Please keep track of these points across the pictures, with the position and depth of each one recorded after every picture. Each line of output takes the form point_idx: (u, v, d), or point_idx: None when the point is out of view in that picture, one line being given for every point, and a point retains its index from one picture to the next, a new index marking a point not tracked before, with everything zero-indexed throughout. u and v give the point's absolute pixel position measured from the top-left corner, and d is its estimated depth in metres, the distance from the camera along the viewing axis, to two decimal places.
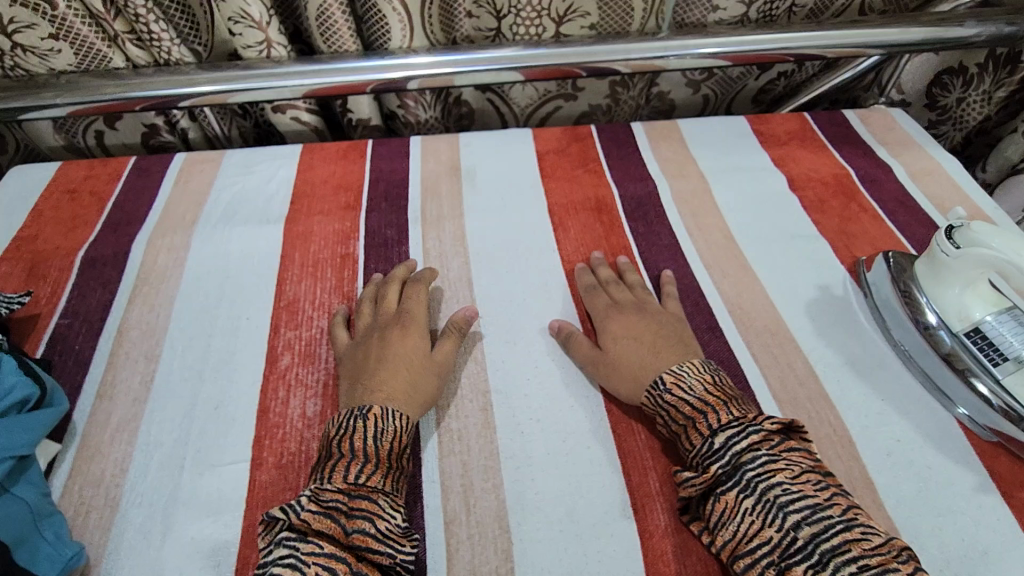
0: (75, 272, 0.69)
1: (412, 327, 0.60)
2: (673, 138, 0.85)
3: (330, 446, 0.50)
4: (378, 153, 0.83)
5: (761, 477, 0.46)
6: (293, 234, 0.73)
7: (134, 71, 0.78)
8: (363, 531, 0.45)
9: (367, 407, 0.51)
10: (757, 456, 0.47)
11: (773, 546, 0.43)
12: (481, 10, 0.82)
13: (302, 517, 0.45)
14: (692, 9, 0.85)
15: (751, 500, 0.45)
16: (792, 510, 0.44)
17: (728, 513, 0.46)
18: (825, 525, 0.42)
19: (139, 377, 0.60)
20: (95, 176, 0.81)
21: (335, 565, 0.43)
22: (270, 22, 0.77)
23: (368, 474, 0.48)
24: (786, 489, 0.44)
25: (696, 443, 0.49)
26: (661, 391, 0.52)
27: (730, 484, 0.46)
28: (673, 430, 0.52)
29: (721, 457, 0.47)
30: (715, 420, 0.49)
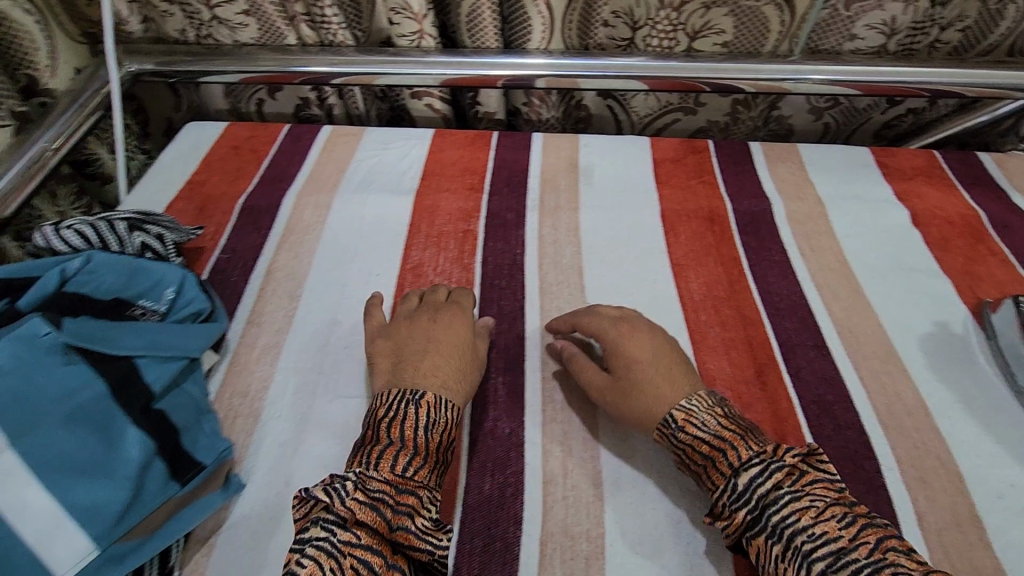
0: (236, 216, 0.78)
1: (459, 320, 0.61)
2: (792, 160, 0.85)
3: (378, 431, 0.50)
4: (503, 144, 0.89)
5: (786, 521, 0.43)
6: (422, 206, 0.80)
7: (303, 49, 0.88)
8: (404, 527, 0.45)
9: (420, 395, 0.52)
10: (781, 496, 0.44)
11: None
12: (618, 21, 0.84)
13: (343, 510, 0.44)
14: (829, 36, 0.85)
15: (779, 547, 0.42)
16: (816, 557, 0.41)
17: (761, 562, 0.43)
18: (851, 569, 0.39)
19: (282, 311, 0.67)
20: (256, 137, 0.91)
21: (370, 558, 0.43)
22: (427, 15, 0.85)
23: (415, 467, 0.48)
24: (811, 534, 0.42)
25: (719, 484, 0.47)
26: (674, 428, 0.50)
27: (756, 530, 0.44)
28: (693, 471, 0.49)
29: (747, 501, 0.45)
30: (734, 458, 0.47)
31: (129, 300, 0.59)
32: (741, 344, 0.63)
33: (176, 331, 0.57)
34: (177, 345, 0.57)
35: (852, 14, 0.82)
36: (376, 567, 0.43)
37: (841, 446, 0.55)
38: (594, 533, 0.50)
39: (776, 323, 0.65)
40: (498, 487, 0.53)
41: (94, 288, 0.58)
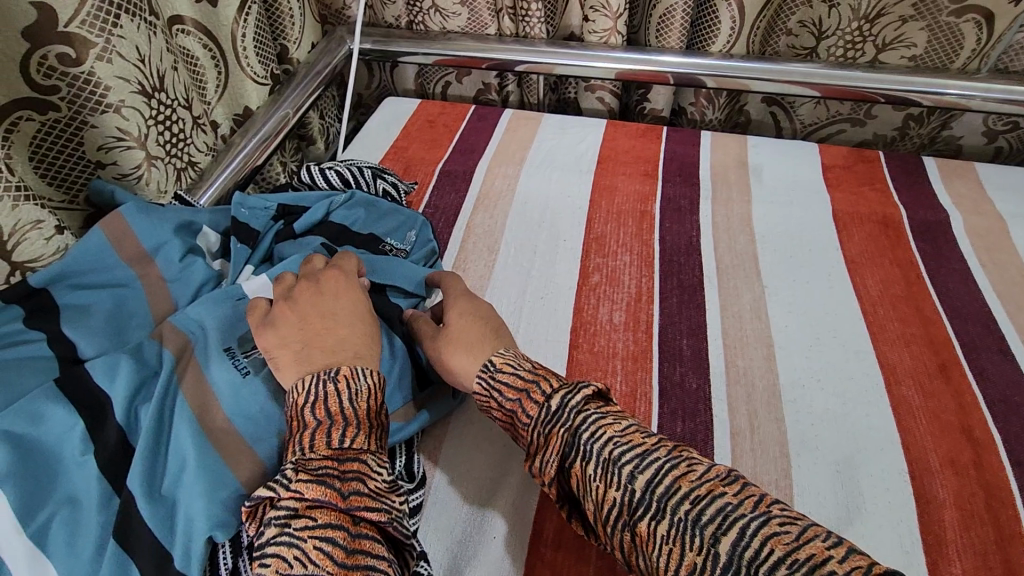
0: (435, 178, 0.89)
1: (346, 285, 0.56)
2: (969, 177, 0.86)
3: (302, 415, 0.46)
4: (673, 138, 0.95)
5: (592, 439, 0.44)
6: (600, 186, 0.87)
7: (500, 38, 0.98)
8: (357, 491, 0.43)
9: (336, 371, 0.47)
10: (589, 415, 0.46)
11: (620, 506, 0.42)
12: (803, 31, 0.90)
13: (293, 490, 0.41)
14: (1023, 57, 0.85)
15: (593, 466, 0.43)
16: (625, 461, 0.42)
17: (580, 486, 0.44)
18: (654, 468, 0.42)
19: (483, 262, 0.76)
20: (446, 114, 1.02)
21: (332, 533, 0.40)
22: (621, 15, 0.92)
23: (352, 436, 0.45)
24: (614, 443, 0.43)
25: (533, 412, 0.48)
26: (490, 371, 0.51)
27: (572, 454, 0.45)
28: (509, 411, 0.50)
29: (559, 415, 0.46)
30: (547, 387, 0.48)
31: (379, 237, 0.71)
32: (921, 341, 0.66)
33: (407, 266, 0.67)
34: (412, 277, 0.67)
35: None
36: (341, 540, 0.40)
37: None
38: (781, 484, 0.55)
39: (957, 325, 0.67)
40: (689, 432, 0.59)
41: (352, 223, 0.71)
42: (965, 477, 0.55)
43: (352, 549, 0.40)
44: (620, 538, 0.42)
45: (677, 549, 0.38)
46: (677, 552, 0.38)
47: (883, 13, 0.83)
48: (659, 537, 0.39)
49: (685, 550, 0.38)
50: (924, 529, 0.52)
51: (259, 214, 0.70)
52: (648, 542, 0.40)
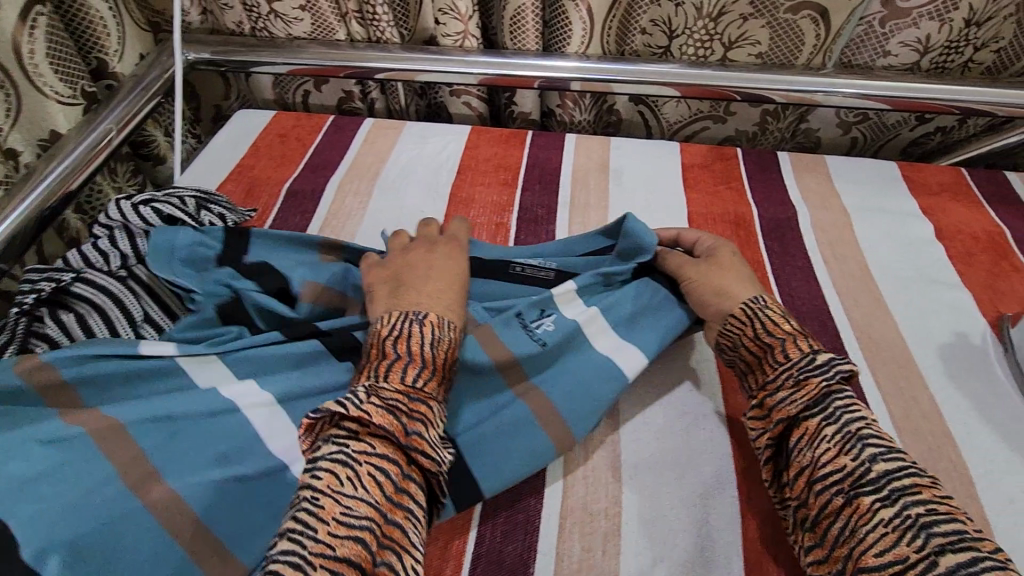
0: (280, 199, 0.83)
1: (453, 249, 0.65)
2: (818, 171, 0.88)
3: (386, 347, 0.52)
4: (536, 143, 0.93)
5: (849, 411, 0.49)
6: (457, 199, 0.84)
7: (352, 44, 0.93)
8: (418, 433, 0.47)
9: (425, 318, 0.54)
10: (846, 391, 0.50)
11: (846, 475, 0.46)
12: (655, 29, 0.88)
13: (360, 412, 0.45)
14: (862, 50, 0.87)
15: (833, 429, 0.48)
16: (870, 443, 0.47)
17: (807, 439, 0.49)
18: (897, 463, 0.45)
19: None
20: (300, 127, 0.96)
21: (386, 466, 0.45)
22: (472, 17, 0.88)
23: (424, 379, 0.50)
24: (867, 425, 0.48)
25: (793, 356, 0.52)
26: (762, 305, 0.57)
27: (814, 412, 0.50)
28: (761, 346, 0.55)
29: (825, 370, 0.51)
30: (810, 343, 0.54)
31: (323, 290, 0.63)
32: None
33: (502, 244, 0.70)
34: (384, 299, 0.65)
35: (887, 31, 0.84)
36: (392, 475, 0.45)
37: None
38: (611, 512, 0.53)
39: None
40: None
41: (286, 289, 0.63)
42: None
43: (398, 487, 0.45)
44: (826, 500, 0.46)
45: (891, 534, 0.42)
46: (892, 536, 0.41)
47: (725, 12, 0.83)
48: (881, 517, 0.43)
49: (902, 541, 0.41)
50: (746, 545, 0.51)
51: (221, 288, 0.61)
52: (861, 516, 0.44)
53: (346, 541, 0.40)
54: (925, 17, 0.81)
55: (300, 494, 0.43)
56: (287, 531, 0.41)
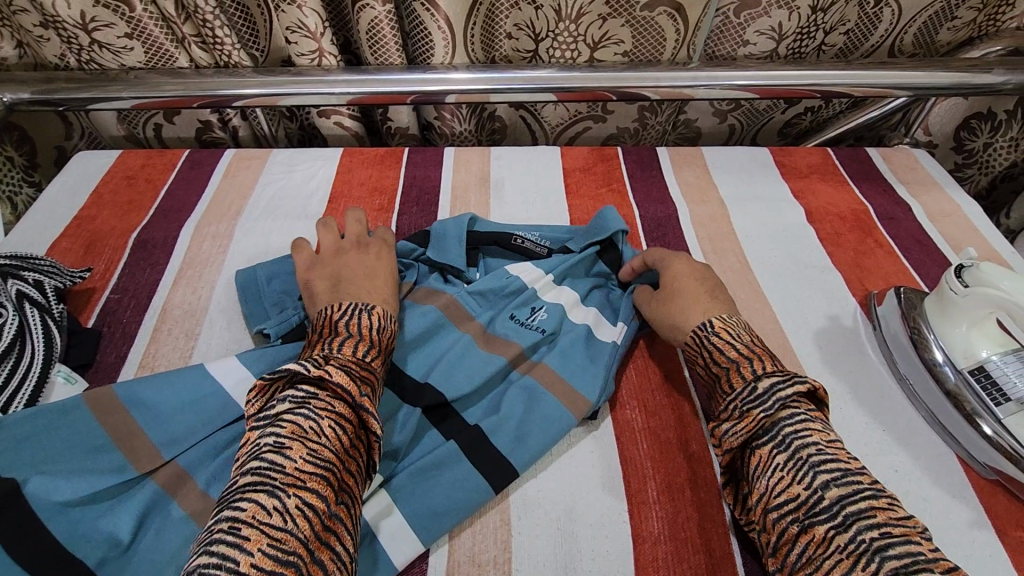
0: (127, 252, 0.74)
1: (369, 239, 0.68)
2: (696, 164, 0.89)
3: (321, 331, 0.54)
4: (413, 161, 0.89)
5: (797, 434, 0.48)
6: (328, 231, 0.78)
7: (197, 71, 0.85)
8: (371, 397, 0.49)
9: (371, 305, 0.57)
10: (795, 414, 0.49)
11: (799, 503, 0.45)
12: (521, 33, 0.86)
13: (320, 372, 0.47)
14: (723, 42, 0.88)
15: (784, 456, 0.47)
16: (822, 469, 0.45)
17: (761, 467, 0.48)
18: (853, 488, 0.44)
19: (179, 352, 0.64)
20: (151, 166, 0.87)
21: (346, 424, 0.46)
22: (324, 33, 0.82)
23: (370, 355, 0.52)
24: (820, 449, 0.46)
25: (737, 386, 0.52)
26: (709, 331, 0.56)
27: (765, 439, 0.49)
28: (715, 374, 0.55)
29: (763, 400, 0.50)
30: (758, 368, 0.52)
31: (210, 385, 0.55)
32: (648, 354, 0.66)
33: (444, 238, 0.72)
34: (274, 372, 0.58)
35: (742, 21, 0.85)
36: (349, 433, 0.46)
37: None
38: (500, 560, 0.50)
39: None
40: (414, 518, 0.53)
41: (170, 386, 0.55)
42: (679, 502, 0.54)
43: (355, 445, 0.46)
44: (783, 529, 0.45)
45: (847, 559, 0.41)
46: (847, 561, 0.40)
47: (584, 12, 0.81)
48: (835, 544, 0.42)
49: (856, 567, 0.40)
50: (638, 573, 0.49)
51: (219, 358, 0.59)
52: (819, 544, 0.42)
53: (310, 478, 0.42)
54: (774, 7, 0.83)
55: (263, 436, 0.44)
56: (251, 467, 0.42)
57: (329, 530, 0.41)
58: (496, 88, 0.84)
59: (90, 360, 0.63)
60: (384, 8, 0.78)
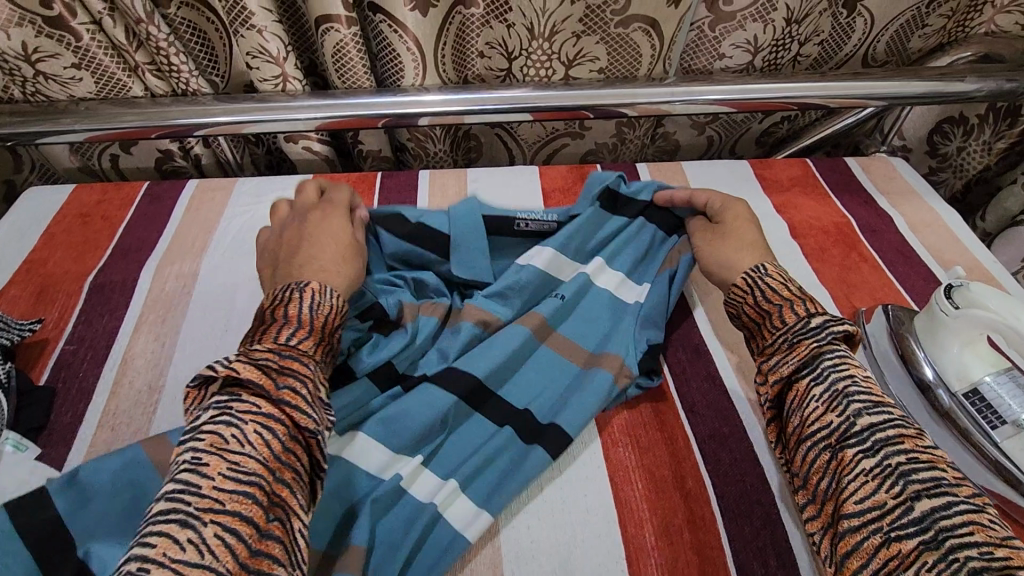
0: (83, 298, 0.69)
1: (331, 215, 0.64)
2: (676, 181, 0.88)
3: (267, 315, 0.52)
4: (387, 187, 0.86)
5: (838, 370, 0.49)
6: None
7: (152, 100, 0.80)
8: (291, 388, 0.45)
9: (305, 284, 0.54)
10: (837, 351, 0.51)
11: (831, 431, 0.47)
12: (493, 52, 0.84)
13: (228, 372, 0.44)
14: (699, 55, 0.87)
15: (821, 389, 0.49)
16: (857, 400, 0.47)
17: (800, 399, 0.49)
18: (884, 417, 0.46)
19: (141, 408, 0.60)
20: (107, 201, 0.82)
21: (273, 425, 0.43)
22: (288, 57, 0.79)
23: (299, 338, 0.50)
24: (855, 383, 0.48)
25: (789, 321, 0.53)
26: (760, 274, 0.58)
27: (806, 373, 0.50)
28: (763, 312, 0.55)
29: (819, 333, 0.51)
30: (808, 308, 0.54)
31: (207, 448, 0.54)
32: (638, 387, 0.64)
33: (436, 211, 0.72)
34: None
35: (717, 34, 0.84)
36: (279, 434, 0.43)
37: (739, 482, 0.56)
38: None
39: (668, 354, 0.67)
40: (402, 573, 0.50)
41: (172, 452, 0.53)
42: (678, 545, 0.51)
43: (287, 447, 0.43)
44: (814, 456, 0.47)
45: (871, 481, 0.43)
46: (872, 483, 0.42)
47: (557, 30, 0.79)
48: (861, 467, 0.44)
49: (881, 489, 0.42)
50: None
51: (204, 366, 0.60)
52: (845, 467, 0.45)
53: (230, 498, 0.39)
54: (750, 19, 0.81)
55: (181, 453, 0.41)
56: (170, 492, 0.39)
57: (259, 554, 0.38)
58: (471, 109, 0.81)
59: (43, 422, 0.58)
60: (349, 30, 0.75)
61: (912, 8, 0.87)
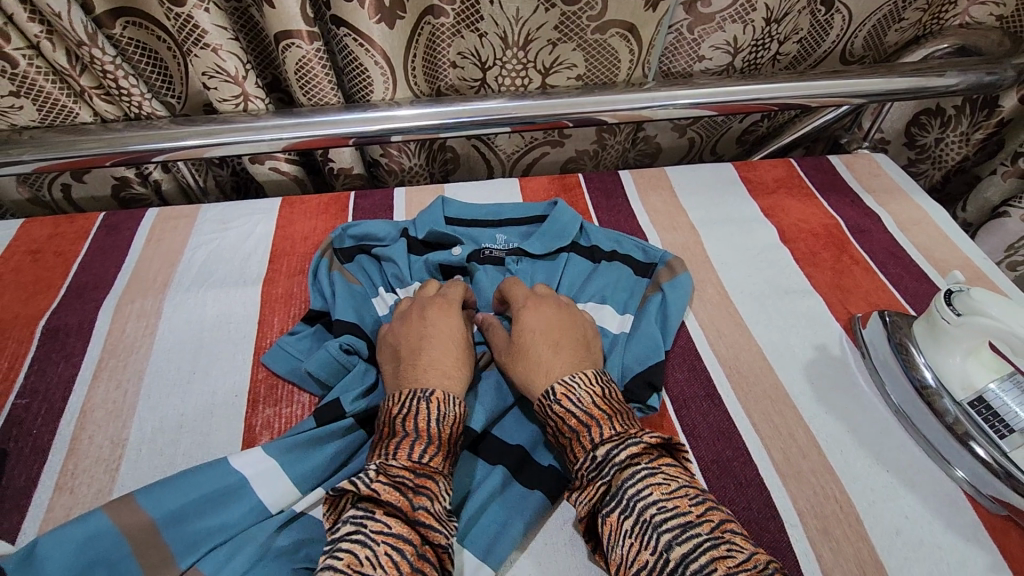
0: (34, 345, 0.64)
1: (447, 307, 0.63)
2: (661, 189, 0.86)
3: (393, 426, 0.52)
4: (361, 207, 0.82)
5: (639, 495, 0.46)
6: (271, 297, 0.70)
7: (103, 126, 0.75)
8: (425, 507, 0.46)
9: (431, 392, 0.53)
10: (637, 471, 0.48)
11: (649, 570, 0.43)
12: (465, 62, 0.80)
13: (369, 490, 0.46)
14: (678, 58, 0.85)
15: (631, 521, 0.46)
16: (665, 528, 0.44)
17: (613, 535, 0.46)
18: (692, 543, 0.43)
19: (102, 466, 0.55)
20: (60, 235, 0.77)
21: (403, 545, 0.43)
22: (248, 76, 0.74)
23: (430, 454, 0.50)
24: (660, 506, 0.45)
25: (580, 456, 0.51)
26: (551, 400, 0.54)
27: (612, 506, 0.47)
28: (561, 442, 0.53)
29: (603, 468, 0.49)
30: (596, 434, 0.51)
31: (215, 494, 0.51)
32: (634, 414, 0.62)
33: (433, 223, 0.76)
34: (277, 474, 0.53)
35: (696, 36, 0.82)
36: (408, 554, 0.43)
37: (746, 509, 0.54)
38: None
39: (666, 376, 0.64)
40: None
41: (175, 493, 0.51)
42: None
43: (417, 567, 0.43)
44: None
45: None
46: None
47: (532, 38, 0.76)
48: None
49: None
50: None
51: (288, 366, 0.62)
52: None
53: None
54: (728, 21, 0.79)
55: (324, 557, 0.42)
56: None
57: None
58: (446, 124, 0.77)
59: None
60: (312, 45, 0.70)
61: (889, 3, 0.85)
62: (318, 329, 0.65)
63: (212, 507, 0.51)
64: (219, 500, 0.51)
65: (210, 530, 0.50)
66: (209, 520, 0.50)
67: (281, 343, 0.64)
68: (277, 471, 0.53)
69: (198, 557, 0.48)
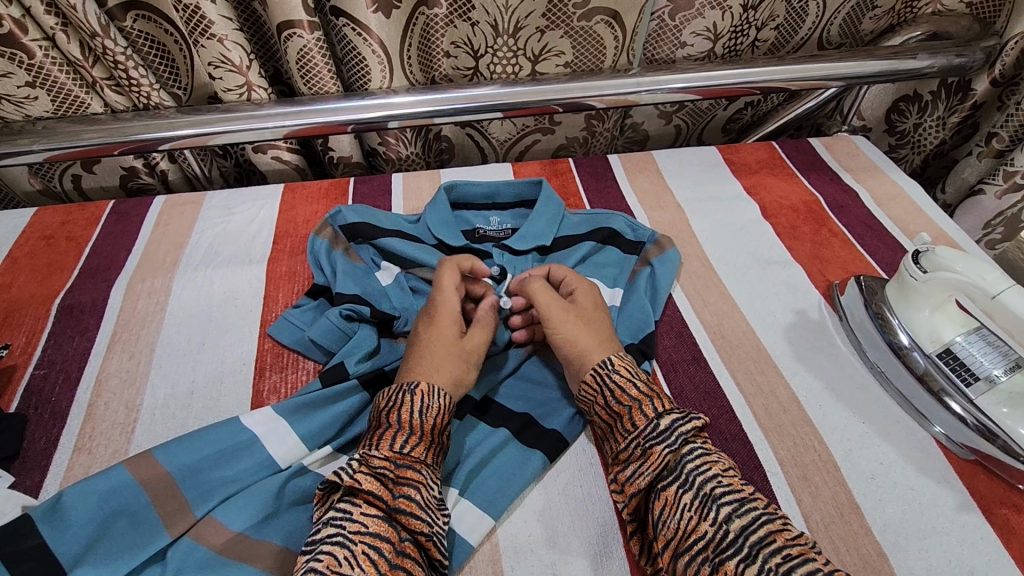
0: (50, 321, 0.67)
1: (444, 305, 0.61)
2: (648, 171, 0.90)
3: (380, 417, 0.52)
4: (360, 192, 0.85)
5: (699, 471, 0.48)
6: (276, 274, 0.74)
7: (113, 116, 0.78)
8: (407, 496, 0.47)
9: (413, 384, 0.53)
10: (695, 450, 0.50)
11: (707, 541, 0.45)
12: (459, 51, 0.84)
13: (350, 482, 0.47)
14: (662, 45, 0.89)
15: (690, 495, 0.47)
16: (725, 502, 0.46)
17: (668, 509, 0.48)
18: (750, 516, 0.45)
19: (119, 429, 0.58)
20: (72, 221, 0.80)
21: (380, 544, 0.44)
22: (251, 66, 0.77)
23: (412, 445, 0.50)
24: (719, 481, 0.48)
25: (640, 424, 0.52)
26: (608, 369, 0.55)
27: (671, 480, 0.49)
28: (613, 413, 0.54)
29: (667, 438, 0.50)
30: (658, 406, 0.52)
31: (228, 450, 0.54)
32: None
33: (439, 223, 0.76)
34: (286, 431, 0.56)
35: (678, 23, 0.86)
36: (386, 551, 0.44)
37: (731, 462, 0.56)
38: None
39: (656, 342, 0.67)
40: None
41: (188, 454, 0.53)
42: None
43: (394, 563, 0.44)
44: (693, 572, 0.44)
45: None
46: None
47: (521, 26, 0.81)
48: None
49: None
50: None
51: (298, 337, 0.65)
52: None
53: None
54: (708, 7, 0.84)
55: (307, 561, 0.43)
56: None
57: None
58: (440, 109, 0.81)
59: (16, 451, 0.56)
60: (312, 35, 0.74)
61: None
62: (321, 302, 0.68)
63: (224, 461, 0.53)
64: (235, 455, 0.54)
65: (223, 481, 0.53)
66: (225, 472, 0.53)
67: (286, 315, 0.67)
68: (285, 428, 0.56)
69: (212, 506, 0.51)
